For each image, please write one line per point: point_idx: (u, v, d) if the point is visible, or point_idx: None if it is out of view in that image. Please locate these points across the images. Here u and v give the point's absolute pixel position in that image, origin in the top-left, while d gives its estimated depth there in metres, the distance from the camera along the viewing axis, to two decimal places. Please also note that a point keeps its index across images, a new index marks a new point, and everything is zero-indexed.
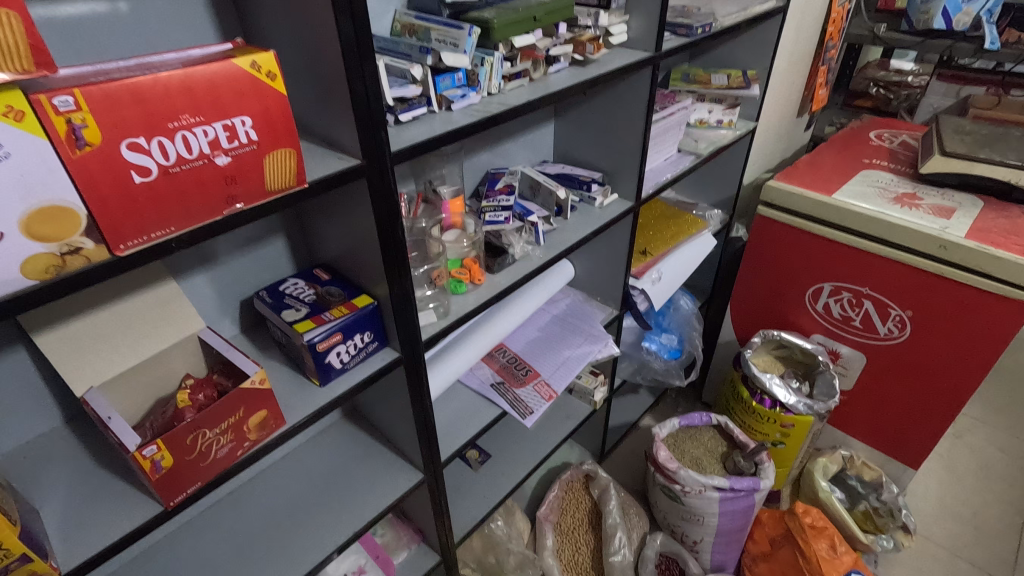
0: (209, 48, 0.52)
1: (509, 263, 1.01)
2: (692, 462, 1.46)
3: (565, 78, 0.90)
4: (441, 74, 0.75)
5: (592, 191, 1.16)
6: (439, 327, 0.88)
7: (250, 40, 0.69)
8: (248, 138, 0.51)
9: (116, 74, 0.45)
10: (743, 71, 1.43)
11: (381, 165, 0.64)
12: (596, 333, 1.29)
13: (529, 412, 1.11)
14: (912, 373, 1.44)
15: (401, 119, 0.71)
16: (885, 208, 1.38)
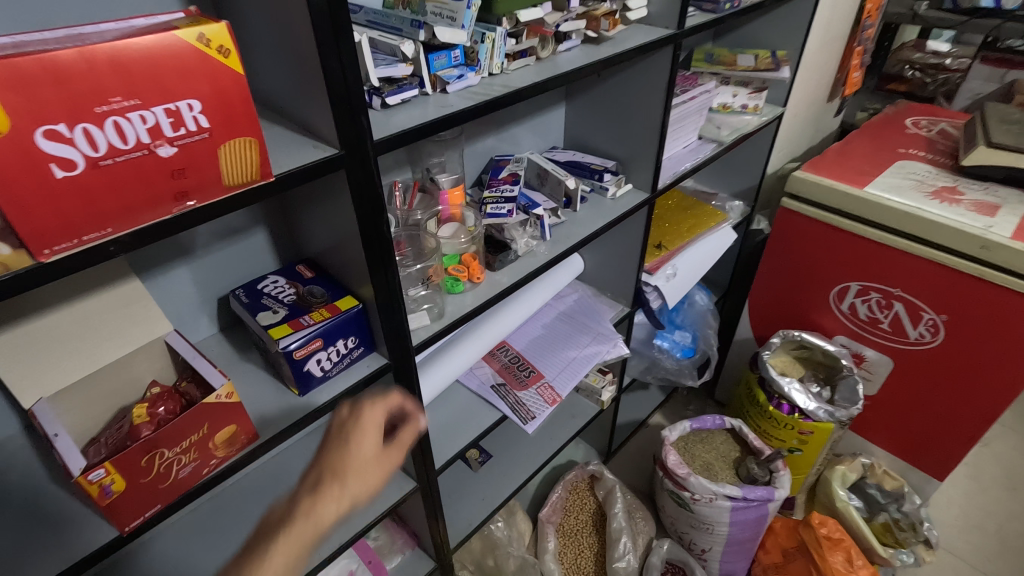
0: (159, 18, 0.45)
1: (512, 260, 0.93)
2: (703, 468, 1.40)
3: (576, 57, 0.81)
4: (435, 52, 0.66)
5: (605, 181, 1.08)
6: (432, 331, 0.81)
7: (221, 10, 0.61)
8: (197, 124, 0.43)
9: (33, 46, 0.38)
10: (772, 52, 1.33)
11: (363, 155, 0.57)
12: (605, 332, 1.21)
13: (531, 417, 1.05)
14: (943, 382, 1.35)
15: (389, 102, 0.64)
16: (922, 204, 1.28)
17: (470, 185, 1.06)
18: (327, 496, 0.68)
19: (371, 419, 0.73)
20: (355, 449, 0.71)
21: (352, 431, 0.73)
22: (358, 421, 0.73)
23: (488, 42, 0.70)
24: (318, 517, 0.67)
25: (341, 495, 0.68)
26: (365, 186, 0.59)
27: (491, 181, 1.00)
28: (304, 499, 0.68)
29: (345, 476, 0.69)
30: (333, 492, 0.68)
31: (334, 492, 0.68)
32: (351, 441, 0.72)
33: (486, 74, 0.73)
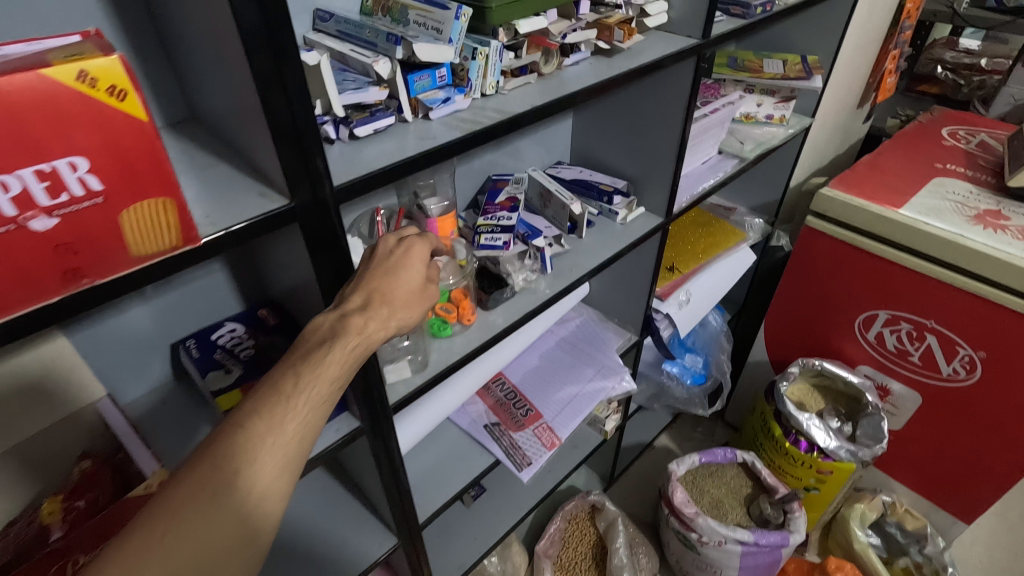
0: (50, 40, 0.34)
1: (508, 297, 0.83)
2: (712, 506, 1.31)
3: (585, 73, 0.70)
4: (416, 71, 0.56)
5: (614, 204, 0.97)
6: (414, 386, 0.71)
7: (158, 19, 0.51)
8: (86, 187, 0.33)
9: None
10: (802, 57, 1.21)
11: (321, 205, 0.47)
12: (611, 365, 1.11)
13: (527, 464, 0.95)
14: (978, 421, 1.24)
15: (358, 134, 0.53)
16: (964, 229, 1.16)
17: (464, 206, 0.96)
18: (344, 341, 0.48)
19: (417, 257, 0.56)
20: (401, 272, 0.54)
21: (389, 270, 0.54)
22: (399, 257, 0.55)
23: (480, 59, 0.59)
24: (367, 334, 0.49)
25: (384, 309, 0.51)
26: (325, 240, 0.49)
27: (487, 205, 0.90)
28: (323, 324, 0.49)
29: (381, 312, 0.51)
30: (354, 342, 0.48)
31: (351, 348, 0.48)
32: (389, 272, 0.53)
33: (478, 96, 0.62)
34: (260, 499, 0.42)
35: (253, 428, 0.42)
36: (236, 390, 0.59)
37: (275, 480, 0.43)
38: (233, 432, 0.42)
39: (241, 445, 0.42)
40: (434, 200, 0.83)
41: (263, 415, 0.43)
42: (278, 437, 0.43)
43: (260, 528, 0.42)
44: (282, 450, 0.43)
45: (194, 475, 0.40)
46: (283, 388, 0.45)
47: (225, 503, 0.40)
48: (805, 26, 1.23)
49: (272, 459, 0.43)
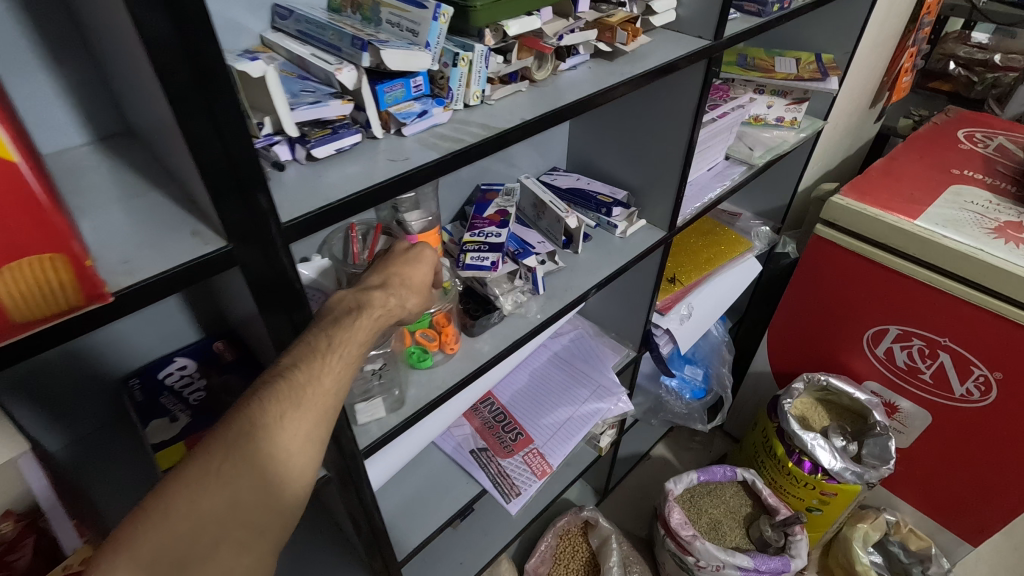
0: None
1: (495, 322, 0.76)
2: (710, 527, 1.25)
3: (583, 80, 0.63)
4: (388, 80, 0.49)
5: (613, 216, 0.90)
6: (388, 427, 0.63)
7: (79, 18, 0.43)
8: None
9: None
10: (817, 56, 1.13)
11: (266, 245, 0.40)
12: (607, 385, 1.04)
13: (514, 495, 0.89)
14: (991, 444, 1.18)
15: (316, 155, 0.46)
16: (983, 243, 1.10)
17: (451, 217, 0.89)
18: (368, 310, 0.51)
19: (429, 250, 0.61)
20: (418, 262, 0.59)
21: (405, 259, 0.58)
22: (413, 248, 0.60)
23: (462, 65, 0.52)
24: (383, 309, 0.53)
25: (402, 289, 0.55)
26: (275, 281, 0.42)
27: (474, 218, 0.82)
28: (347, 297, 0.52)
29: (398, 291, 0.55)
30: (377, 311, 0.52)
31: (375, 317, 0.51)
32: (405, 260, 0.58)
33: (461, 106, 0.54)
34: (298, 449, 0.42)
35: (292, 379, 0.43)
36: (180, 444, 0.52)
37: (310, 432, 0.43)
38: (273, 382, 0.42)
39: (280, 395, 0.42)
40: (414, 215, 0.75)
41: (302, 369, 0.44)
42: (315, 389, 0.44)
43: (298, 476, 0.42)
44: (320, 403, 0.44)
45: (236, 421, 0.40)
46: (318, 346, 0.46)
47: (268, 448, 0.41)
48: (820, 22, 1.15)
49: (309, 409, 0.43)
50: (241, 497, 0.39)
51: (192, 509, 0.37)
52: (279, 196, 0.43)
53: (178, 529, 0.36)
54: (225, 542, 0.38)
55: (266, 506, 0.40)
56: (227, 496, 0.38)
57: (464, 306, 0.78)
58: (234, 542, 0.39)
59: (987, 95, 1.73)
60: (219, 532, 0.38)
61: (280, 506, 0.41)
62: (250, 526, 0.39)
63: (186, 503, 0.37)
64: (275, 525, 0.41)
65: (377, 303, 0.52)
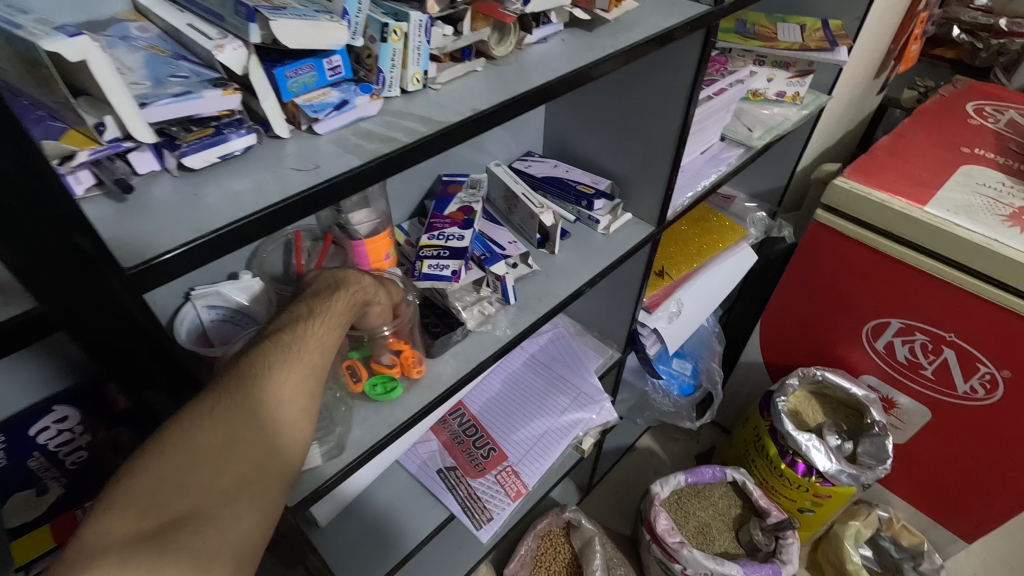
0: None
1: (457, 341, 0.66)
2: (697, 530, 1.19)
3: (554, 56, 0.51)
4: (291, 61, 0.37)
5: (594, 211, 0.79)
6: (326, 477, 0.53)
7: None
8: None
9: None
10: (824, 22, 1.01)
11: (104, 299, 0.29)
12: (589, 392, 0.94)
13: (486, 522, 0.82)
14: (992, 443, 1.11)
15: (188, 165, 0.34)
16: (998, 233, 1.01)
17: (411, 213, 0.78)
18: (350, 288, 0.50)
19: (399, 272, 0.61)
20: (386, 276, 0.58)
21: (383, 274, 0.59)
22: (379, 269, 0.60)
23: (394, 40, 0.40)
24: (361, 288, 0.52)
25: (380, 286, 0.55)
26: (129, 340, 0.31)
27: (434, 216, 0.71)
28: (324, 274, 0.52)
29: (374, 280, 0.55)
30: (357, 289, 0.51)
31: (354, 294, 0.50)
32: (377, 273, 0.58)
33: (397, 93, 0.43)
34: (301, 394, 0.39)
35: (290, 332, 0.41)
36: None
37: (312, 381, 0.40)
38: (270, 334, 0.41)
39: (277, 345, 0.40)
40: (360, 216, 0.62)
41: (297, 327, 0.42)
42: (312, 344, 0.42)
43: (302, 422, 0.38)
44: (319, 357, 0.42)
45: (234, 364, 0.38)
46: (303, 313, 0.45)
47: (268, 387, 0.37)
48: None
49: (307, 358, 0.41)
50: (244, 429, 0.35)
51: (191, 436, 0.33)
52: (135, 223, 0.32)
53: (175, 453, 0.32)
54: (226, 473, 0.33)
55: (269, 448, 0.36)
56: (229, 425, 0.34)
57: (424, 320, 0.67)
58: (235, 476, 0.33)
59: (993, 65, 1.61)
60: (218, 463, 0.33)
61: (284, 446, 0.37)
62: (251, 460, 0.34)
63: (185, 429, 0.33)
64: (280, 471, 0.36)
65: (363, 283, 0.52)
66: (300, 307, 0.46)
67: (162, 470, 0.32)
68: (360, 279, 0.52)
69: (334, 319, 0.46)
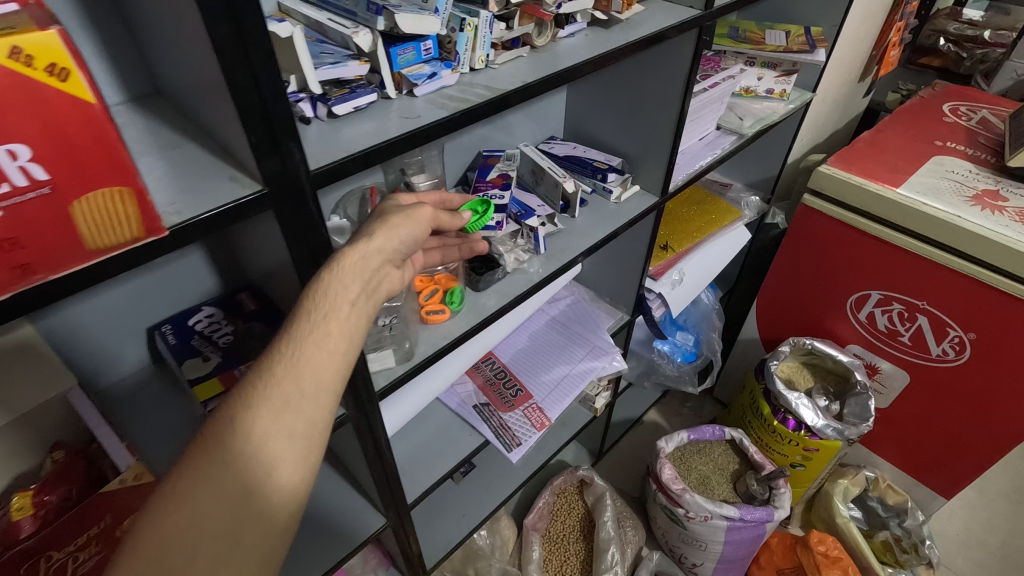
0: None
1: (499, 278, 0.81)
2: (699, 481, 1.32)
3: (579, 46, 0.67)
4: (400, 44, 0.53)
5: (608, 182, 0.94)
6: (400, 374, 0.68)
7: (122, 2, 0.47)
8: (28, 178, 0.30)
9: None
10: (806, 28, 1.16)
11: (297, 191, 0.44)
12: (602, 345, 1.09)
13: (516, 444, 0.95)
14: (964, 400, 1.24)
15: (336, 112, 0.50)
16: (962, 211, 1.14)
17: (454, 184, 0.93)
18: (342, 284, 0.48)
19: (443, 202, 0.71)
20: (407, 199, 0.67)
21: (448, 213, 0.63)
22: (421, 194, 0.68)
23: (468, 30, 0.56)
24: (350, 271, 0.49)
25: (382, 239, 0.52)
26: (299, 227, 0.46)
27: (477, 182, 0.87)
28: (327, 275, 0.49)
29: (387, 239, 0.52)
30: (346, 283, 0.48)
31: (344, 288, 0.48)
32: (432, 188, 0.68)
33: (467, 70, 0.58)
34: (276, 443, 0.42)
35: (257, 371, 0.44)
36: (214, 380, 0.57)
37: (288, 422, 0.43)
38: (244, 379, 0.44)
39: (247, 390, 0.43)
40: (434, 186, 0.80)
41: (268, 360, 0.44)
42: (284, 376, 0.43)
43: (280, 474, 0.42)
44: (291, 389, 0.43)
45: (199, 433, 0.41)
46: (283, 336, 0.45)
47: (231, 453, 0.41)
48: None
49: (280, 396, 0.43)
50: (210, 507, 0.39)
51: (158, 526, 0.38)
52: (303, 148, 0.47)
53: (144, 547, 0.37)
54: (200, 556, 0.38)
55: (245, 515, 0.40)
56: (193, 508, 0.39)
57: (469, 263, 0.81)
58: (211, 555, 0.39)
59: (976, 72, 1.77)
60: (193, 547, 0.38)
61: (262, 508, 0.41)
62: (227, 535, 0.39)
63: (151, 522, 0.38)
64: (261, 534, 0.41)
65: (351, 264, 0.49)
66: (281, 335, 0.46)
67: (141, 560, 0.37)
68: (351, 270, 0.49)
69: (309, 337, 0.45)
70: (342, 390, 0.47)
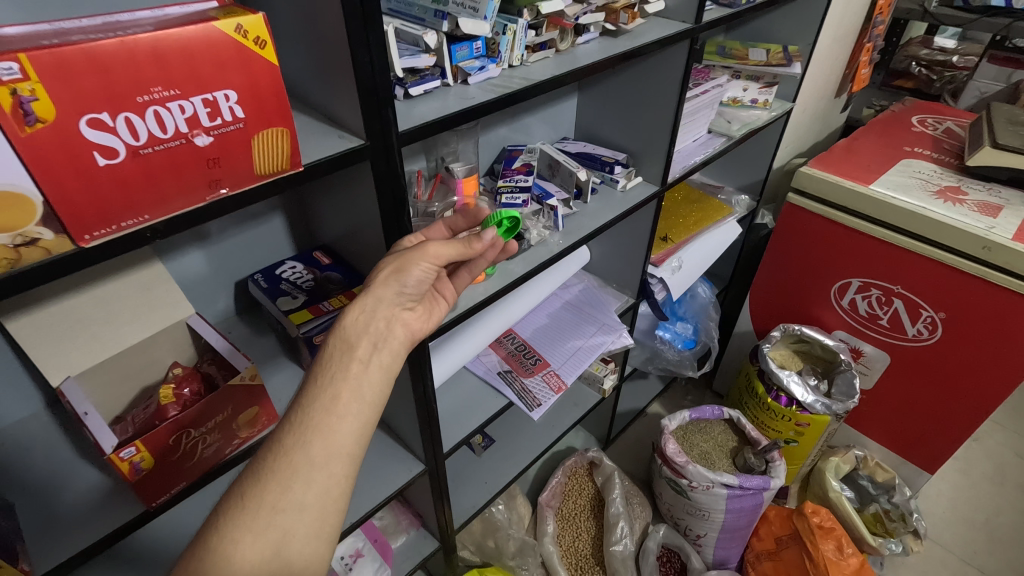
0: (180, 10, 0.43)
1: (525, 249, 0.94)
2: (701, 456, 1.42)
3: (594, 50, 0.82)
4: (458, 43, 0.67)
5: (615, 173, 1.08)
6: (446, 321, 0.81)
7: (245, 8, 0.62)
8: (233, 115, 0.44)
9: (108, 32, 0.39)
10: (784, 46, 1.32)
11: (387, 147, 0.57)
12: (610, 323, 1.22)
13: (536, 405, 1.06)
14: (939, 377, 1.36)
15: (411, 93, 0.64)
16: (928, 203, 1.28)
17: (482, 174, 1.08)
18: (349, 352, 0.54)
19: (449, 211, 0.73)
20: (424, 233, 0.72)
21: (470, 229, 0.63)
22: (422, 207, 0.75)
23: (509, 34, 0.71)
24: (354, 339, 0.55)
25: (382, 289, 0.58)
26: (387, 179, 0.60)
27: (504, 170, 1.01)
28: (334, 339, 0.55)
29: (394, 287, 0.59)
30: (350, 353, 0.54)
31: (348, 355, 0.54)
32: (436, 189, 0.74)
33: (506, 66, 0.73)
34: (286, 516, 0.47)
35: (269, 445, 0.49)
36: (305, 310, 0.70)
37: (297, 493, 0.47)
38: (259, 455, 0.49)
39: (262, 463, 0.48)
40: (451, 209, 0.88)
41: (280, 433, 0.50)
42: (294, 446, 0.49)
43: (293, 543, 0.46)
44: (301, 460, 0.48)
45: (219, 509, 0.47)
46: (295, 411, 0.50)
47: (245, 525, 0.46)
48: (785, 16, 1.33)
49: (289, 468, 0.48)
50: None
51: None
52: None
53: None
54: None
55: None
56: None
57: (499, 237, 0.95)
58: None
59: (944, 91, 1.97)
60: None
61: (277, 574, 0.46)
62: None
63: None
64: None
65: (356, 321, 0.56)
66: (295, 403, 0.52)
67: None
68: (355, 330, 0.55)
69: (318, 404, 0.50)
70: (355, 454, 0.51)
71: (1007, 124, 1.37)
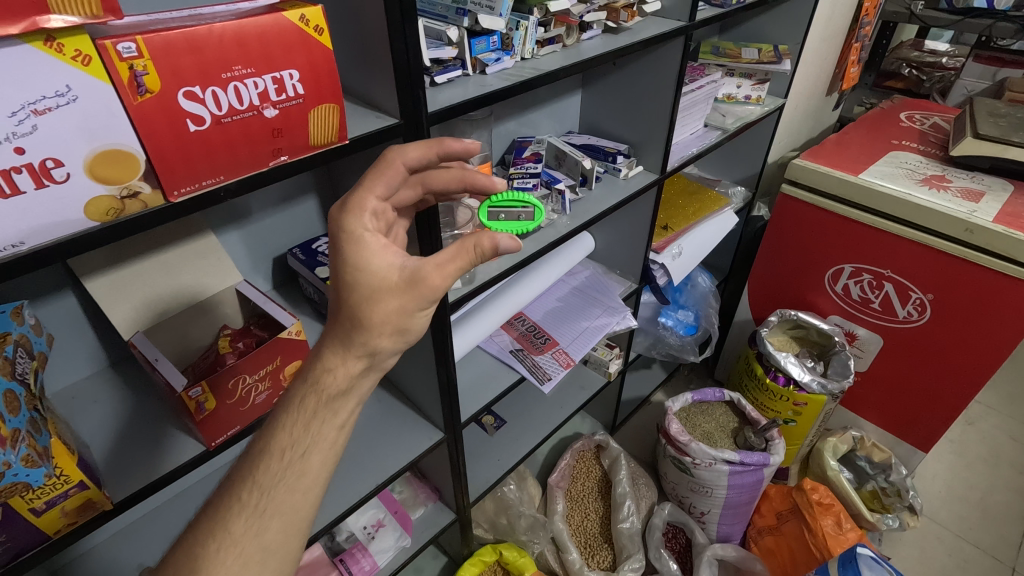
0: (251, 2, 0.51)
1: (535, 230, 1.02)
2: (703, 435, 1.48)
3: (597, 44, 0.90)
4: (476, 37, 0.75)
5: (617, 162, 1.15)
6: (466, 292, 0.89)
7: None
8: (294, 91, 0.52)
9: (197, 20, 0.47)
10: (775, 45, 1.41)
11: (418, 126, 0.65)
12: (615, 305, 1.30)
13: (547, 378, 1.13)
14: (929, 357, 1.43)
15: (437, 81, 0.73)
16: (913, 189, 1.36)
17: (495, 164, 1.16)
18: (321, 419, 0.49)
19: (399, 164, 0.61)
20: (377, 254, 0.54)
21: (474, 242, 0.53)
22: (361, 198, 0.57)
23: (522, 29, 0.79)
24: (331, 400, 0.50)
25: (380, 343, 0.51)
26: None
27: (515, 159, 1.10)
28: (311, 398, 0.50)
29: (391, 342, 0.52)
30: (325, 423, 0.49)
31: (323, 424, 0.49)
32: (378, 171, 0.59)
33: (519, 58, 0.81)
34: None
35: (216, 531, 0.45)
36: None
37: None
38: (204, 534, 0.46)
39: (202, 554, 0.45)
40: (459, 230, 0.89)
41: (230, 513, 0.46)
42: (247, 533, 0.46)
43: None
44: (253, 546, 0.46)
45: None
46: (252, 492, 0.47)
47: None
48: (774, 17, 1.42)
49: (239, 556, 0.45)
50: None
51: None
52: None
53: None
54: None
55: None
56: None
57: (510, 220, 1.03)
58: None
59: (933, 91, 2.04)
60: None
61: None
62: None
63: None
64: None
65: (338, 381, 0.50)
66: (250, 477, 0.47)
67: None
68: (332, 392, 0.50)
69: (282, 483, 0.47)
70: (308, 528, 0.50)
71: (988, 117, 1.45)
